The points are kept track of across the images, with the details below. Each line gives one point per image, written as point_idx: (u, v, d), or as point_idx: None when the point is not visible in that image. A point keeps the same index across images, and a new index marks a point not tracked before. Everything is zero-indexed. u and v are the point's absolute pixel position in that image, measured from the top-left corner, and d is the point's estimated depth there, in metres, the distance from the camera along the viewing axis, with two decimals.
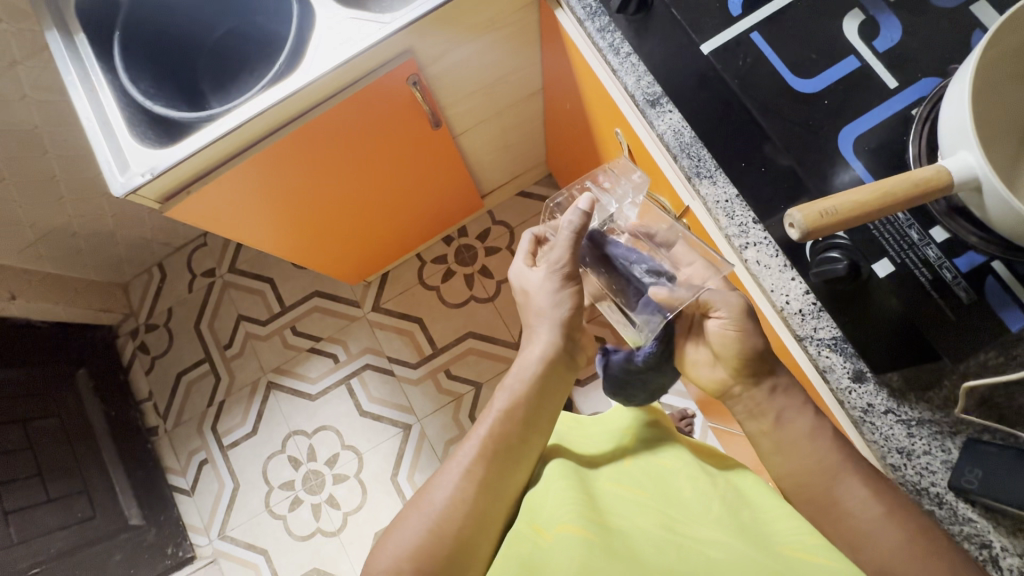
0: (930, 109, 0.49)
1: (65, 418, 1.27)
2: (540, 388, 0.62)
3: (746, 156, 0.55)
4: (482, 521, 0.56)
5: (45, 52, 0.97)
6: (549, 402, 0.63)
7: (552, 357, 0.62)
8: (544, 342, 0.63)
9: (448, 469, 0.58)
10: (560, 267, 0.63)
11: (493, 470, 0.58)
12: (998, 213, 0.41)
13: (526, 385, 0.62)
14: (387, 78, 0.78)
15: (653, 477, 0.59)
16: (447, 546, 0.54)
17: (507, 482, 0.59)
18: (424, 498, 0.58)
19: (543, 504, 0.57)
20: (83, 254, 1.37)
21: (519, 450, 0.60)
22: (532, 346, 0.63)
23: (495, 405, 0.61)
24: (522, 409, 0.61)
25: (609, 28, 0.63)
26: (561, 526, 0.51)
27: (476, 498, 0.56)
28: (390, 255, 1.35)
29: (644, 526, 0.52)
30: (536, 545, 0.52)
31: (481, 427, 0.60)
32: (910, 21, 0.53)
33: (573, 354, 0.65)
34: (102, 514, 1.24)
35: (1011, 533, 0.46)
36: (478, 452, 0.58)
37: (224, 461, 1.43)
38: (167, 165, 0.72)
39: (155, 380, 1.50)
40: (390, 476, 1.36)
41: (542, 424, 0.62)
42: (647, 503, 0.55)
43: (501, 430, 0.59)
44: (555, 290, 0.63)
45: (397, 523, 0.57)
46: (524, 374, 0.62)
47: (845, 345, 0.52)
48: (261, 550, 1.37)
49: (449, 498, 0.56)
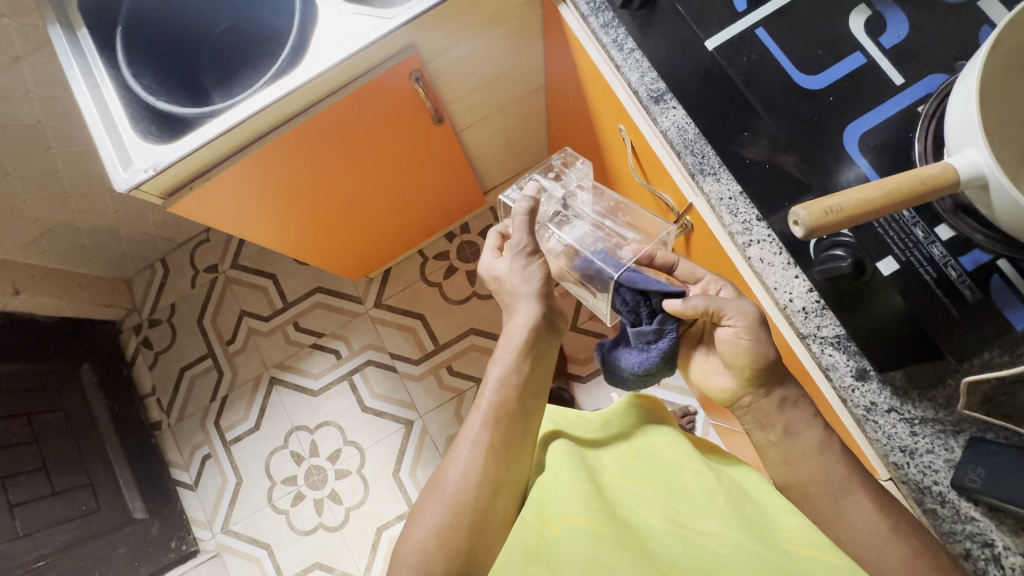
0: (937, 106, 0.49)
1: (70, 412, 1.28)
2: (529, 354, 0.63)
3: (751, 153, 0.55)
4: (496, 490, 0.57)
5: (47, 48, 0.97)
6: (541, 363, 0.64)
7: (536, 324, 0.63)
8: (529, 312, 0.63)
9: (458, 446, 0.59)
10: (524, 245, 0.64)
11: (500, 436, 0.59)
12: (1004, 211, 0.41)
13: (516, 353, 0.62)
14: (389, 73, 0.77)
15: (656, 469, 0.59)
16: (467, 518, 0.55)
17: (516, 447, 0.60)
18: (438, 479, 0.59)
19: (550, 494, 0.57)
20: (87, 250, 1.37)
21: (521, 416, 0.61)
22: (518, 316, 0.63)
23: (490, 377, 0.62)
24: (516, 375, 0.62)
25: (613, 24, 0.63)
26: (567, 517, 0.52)
27: (488, 466, 0.57)
28: (393, 252, 1.35)
29: (650, 519, 0.53)
30: (543, 537, 0.53)
31: (482, 399, 0.61)
32: (917, 16, 0.52)
33: (555, 319, 0.66)
34: (106, 508, 1.25)
35: (1013, 533, 0.46)
36: (482, 423, 0.59)
37: (226, 456, 1.44)
38: (170, 161, 0.72)
39: (158, 375, 1.51)
40: (392, 472, 1.36)
41: (537, 388, 0.63)
42: (652, 496, 0.55)
43: (499, 400, 0.60)
44: (524, 267, 0.64)
45: (417, 509, 0.58)
46: (513, 343, 0.63)
47: (848, 344, 0.52)
48: (264, 544, 1.37)
49: (462, 472, 0.57)
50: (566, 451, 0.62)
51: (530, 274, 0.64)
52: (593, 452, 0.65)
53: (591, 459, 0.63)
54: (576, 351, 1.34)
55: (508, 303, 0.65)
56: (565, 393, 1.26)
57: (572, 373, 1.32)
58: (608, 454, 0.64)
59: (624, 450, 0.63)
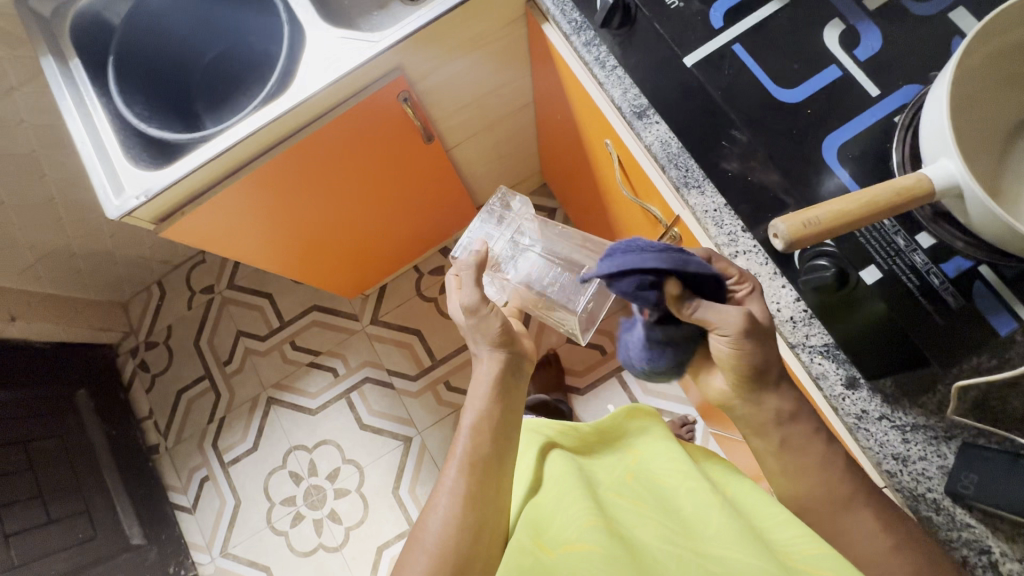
0: (912, 116, 0.50)
1: (66, 438, 1.27)
2: (498, 397, 0.63)
3: (733, 165, 0.55)
4: (479, 534, 0.57)
5: (41, 77, 0.98)
6: (512, 405, 0.64)
7: (500, 369, 0.65)
8: (491, 357, 0.65)
9: (438, 495, 0.59)
10: (468, 301, 0.65)
11: (477, 480, 0.59)
12: (980, 220, 0.41)
13: (485, 397, 0.63)
14: (377, 95, 0.78)
15: (651, 493, 0.59)
16: (451, 565, 0.55)
17: (496, 492, 0.60)
18: (421, 531, 0.58)
19: (549, 519, 0.58)
20: (82, 274, 1.37)
21: (497, 458, 0.61)
22: (485, 365, 0.65)
23: (464, 424, 0.62)
24: (488, 419, 0.62)
25: (595, 41, 0.64)
26: (566, 544, 0.52)
27: (467, 512, 0.57)
28: (387, 269, 1.36)
29: (646, 537, 0.52)
30: (538, 560, 0.52)
31: (457, 447, 0.61)
32: (890, 30, 0.53)
33: (519, 364, 0.67)
34: (103, 534, 1.24)
35: (1009, 539, 0.46)
36: (458, 470, 0.59)
37: (225, 478, 1.43)
38: (161, 188, 0.73)
39: (155, 398, 1.51)
40: (391, 490, 1.35)
41: (511, 430, 0.63)
42: (649, 515, 0.55)
43: (474, 444, 0.60)
44: (477, 317, 0.65)
45: (402, 563, 0.57)
46: (481, 389, 0.64)
47: (836, 352, 0.52)
48: (263, 568, 1.36)
49: (443, 520, 0.57)
50: (563, 470, 0.63)
51: (491, 320, 0.65)
52: (592, 471, 0.65)
53: (587, 475, 0.63)
54: (573, 362, 1.35)
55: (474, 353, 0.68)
56: (564, 406, 1.26)
57: (569, 385, 1.32)
58: (604, 472, 0.64)
59: (622, 472, 0.64)
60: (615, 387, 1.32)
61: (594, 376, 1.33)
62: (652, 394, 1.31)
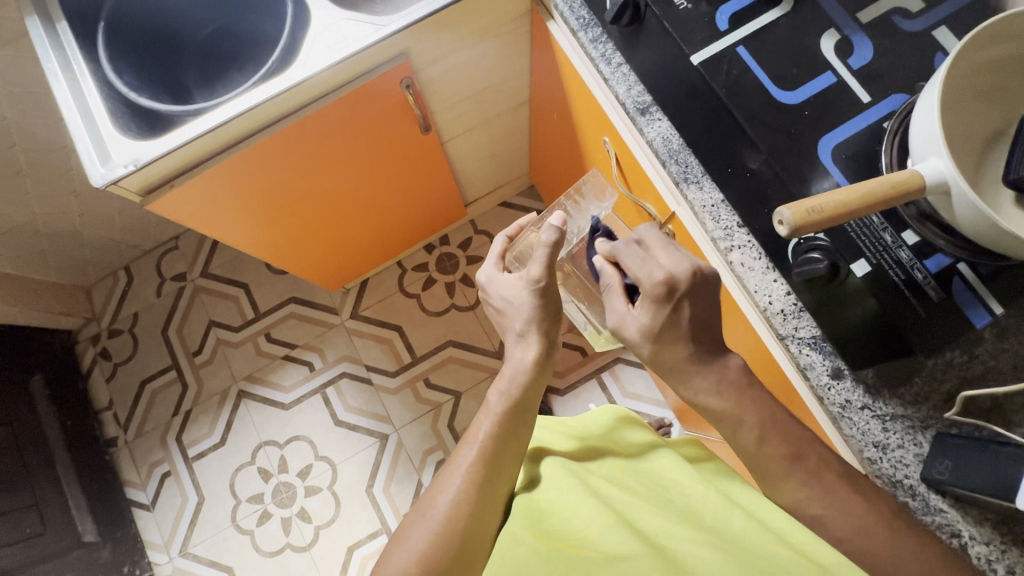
0: (900, 123, 0.53)
1: (18, 427, 1.19)
2: (529, 388, 0.64)
3: (731, 162, 0.58)
4: (484, 519, 0.58)
5: (20, 42, 0.94)
6: (539, 397, 0.66)
7: (540, 360, 0.65)
8: (531, 346, 0.66)
9: (450, 473, 0.60)
10: (534, 280, 0.66)
11: (493, 468, 0.59)
12: (964, 214, 0.44)
13: (519, 386, 0.64)
14: (382, 79, 0.78)
15: (644, 485, 0.60)
16: (455, 547, 0.55)
17: (503, 479, 0.60)
18: (427, 505, 0.58)
19: (547, 512, 0.58)
20: (45, 255, 1.30)
21: (517, 449, 0.62)
22: (522, 351, 0.66)
23: (491, 407, 0.63)
24: (516, 408, 0.63)
25: (602, 38, 0.66)
26: (562, 543, 0.53)
27: (479, 500, 0.57)
28: (371, 261, 1.34)
29: (644, 523, 0.52)
30: (534, 549, 0.52)
31: (480, 430, 0.61)
32: (880, 42, 0.57)
33: (553, 357, 0.68)
34: (53, 530, 1.16)
35: (976, 522, 0.49)
36: (478, 455, 0.59)
37: (188, 474, 1.37)
38: (151, 157, 0.70)
39: (116, 388, 1.43)
40: (365, 488, 1.32)
41: (533, 422, 0.64)
42: (643, 505, 0.55)
43: (500, 432, 0.61)
44: (525, 297, 0.66)
45: (401, 534, 0.57)
46: (518, 377, 0.64)
47: (823, 344, 0.55)
48: (225, 568, 1.31)
49: (453, 502, 0.57)
50: (559, 467, 0.63)
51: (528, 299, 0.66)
52: (583, 462, 0.65)
53: (581, 465, 0.64)
54: (554, 362, 1.36)
55: (514, 333, 0.68)
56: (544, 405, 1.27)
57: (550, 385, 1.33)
58: (597, 463, 0.65)
59: (612, 465, 0.65)
60: (595, 387, 1.33)
61: (575, 376, 1.34)
62: (630, 397, 1.33)
